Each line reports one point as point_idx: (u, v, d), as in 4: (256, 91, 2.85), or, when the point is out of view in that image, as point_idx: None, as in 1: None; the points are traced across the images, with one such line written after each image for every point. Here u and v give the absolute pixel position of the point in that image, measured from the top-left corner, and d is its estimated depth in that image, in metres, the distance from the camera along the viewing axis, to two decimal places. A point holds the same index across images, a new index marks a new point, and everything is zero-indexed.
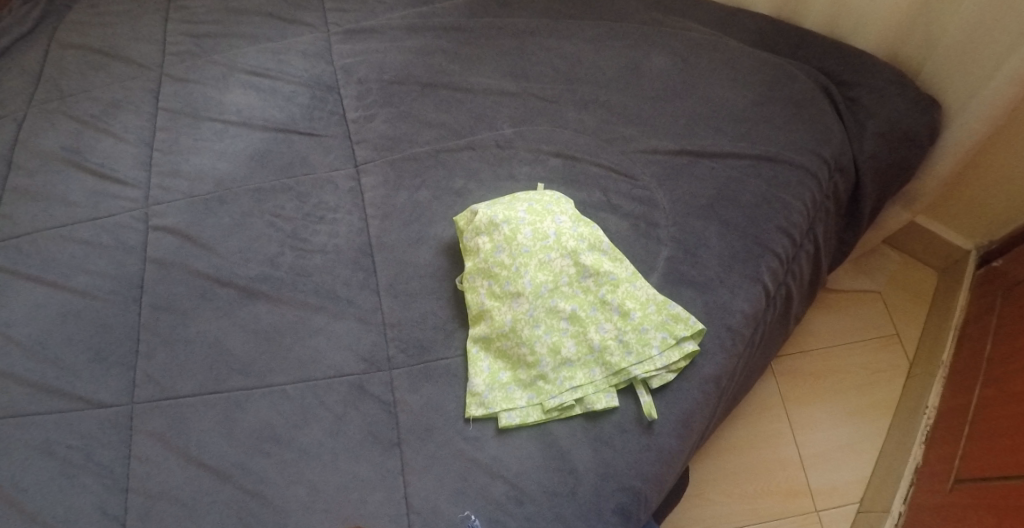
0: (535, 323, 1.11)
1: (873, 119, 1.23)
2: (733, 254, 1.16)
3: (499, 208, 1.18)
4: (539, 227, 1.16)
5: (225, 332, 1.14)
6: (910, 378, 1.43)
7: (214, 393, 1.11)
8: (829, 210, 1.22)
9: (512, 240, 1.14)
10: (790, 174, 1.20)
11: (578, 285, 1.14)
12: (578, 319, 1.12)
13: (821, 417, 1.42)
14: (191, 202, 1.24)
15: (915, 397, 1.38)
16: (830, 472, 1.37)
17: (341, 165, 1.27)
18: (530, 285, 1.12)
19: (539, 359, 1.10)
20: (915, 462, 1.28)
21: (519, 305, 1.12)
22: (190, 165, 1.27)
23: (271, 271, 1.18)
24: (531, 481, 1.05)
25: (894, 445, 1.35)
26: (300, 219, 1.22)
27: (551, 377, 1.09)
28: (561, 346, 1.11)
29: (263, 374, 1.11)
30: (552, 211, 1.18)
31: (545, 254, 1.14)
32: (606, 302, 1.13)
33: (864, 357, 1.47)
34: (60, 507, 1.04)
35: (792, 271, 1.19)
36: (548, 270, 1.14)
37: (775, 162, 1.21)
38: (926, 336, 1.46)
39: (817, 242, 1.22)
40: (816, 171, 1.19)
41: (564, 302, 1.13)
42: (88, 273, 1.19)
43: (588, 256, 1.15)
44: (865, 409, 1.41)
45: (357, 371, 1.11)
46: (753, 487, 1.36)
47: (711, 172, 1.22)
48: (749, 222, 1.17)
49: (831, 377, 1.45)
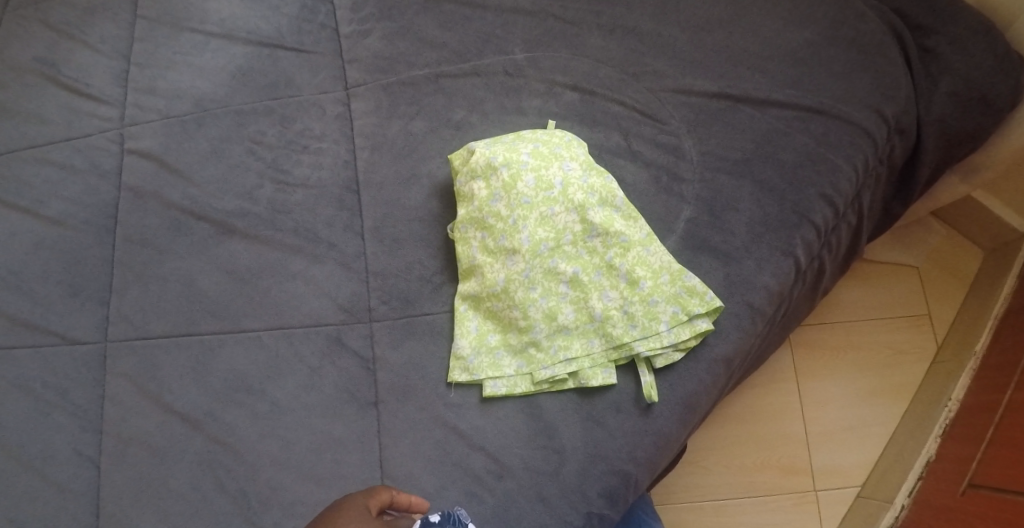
0: (531, 286, 1.00)
1: (947, 76, 1.05)
2: (765, 221, 1.02)
3: (499, 147, 1.03)
4: (543, 175, 1.01)
5: (200, 270, 1.07)
6: (935, 364, 1.34)
7: (188, 336, 1.05)
8: (879, 176, 1.06)
9: (511, 188, 1.01)
10: (843, 131, 1.03)
11: (584, 245, 1.01)
12: (580, 284, 1.00)
13: (833, 395, 1.35)
14: (168, 124, 1.14)
15: (938, 385, 1.30)
16: (834, 453, 1.32)
17: (330, 88, 1.14)
18: (528, 242, 1.00)
19: (532, 325, 1.00)
20: (928, 456, 1.23)
21: (513, 264, 1.00)
22: (168, 82, 1.16)
23: (249, 206, 1.09)
24: (514, 456, 0.98)
25: (908, 433, 1.29)
26: (282, 147, 1.11)
27: (544, 345, 1.00)
28: (558, 313, 1.00)
29: (237, 319, 1.05)
30: (561, 155, 1.03)
31: (548, 206, 1.01)
32: (614, 267, 1.00)
33: (888, 336, 1.37)
34: (35, 444, 1.03)
35: (829, 244, 1.05)
36: (550, 225, 1.01)
37: (826, 116, 1.04)
38: (961, 320, 1.35)
39: (861, 212, 1.07)
40: (873, 131, 1.02)
41: (566, 263, 1.00)
42: (61, 199, 1.12)
43: (597, 213, 1.01)
44: (880, 391, 1.34)
45: (335, 322, 1.04)
46: (752, 460, 1.32)
47: (749, 121, 1.05)
48: (787, 184, 1.02)
49: (851, 353, 1.37)
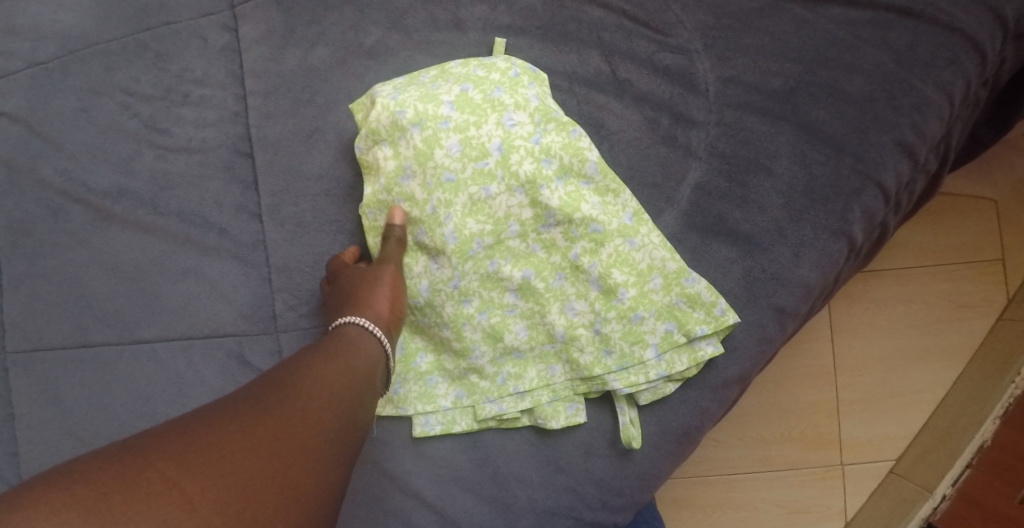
0: (465, 297, 0.72)
1: None
2: (811, 188, 0.70)
3: (411, 93, 0.72)
4: (472, 138, 0.70)
5: (85, 266, 0.86)
6: (1005, 320, 1.04)
7: (83, 348, 0.86)
8: (977, 103, 0.74)
9: (426, 159, 0.71)
10: (937, 43, 0.69)
11: (538, 236, 0.72)
12: (533, 293, 0.72)
13: (878, 355, 1.06)
14: (33, 74, 0.88)
15: (1005, 350, 1.02)
16: (870, 427, 1.06)
17: (213, 7, 0.86)
18: (453, 242, 0.71)
19: (470, 350, 0.73)
20: (982, 440, 0.98)
21: (435, 268, 0.72)
22: (25, 15, 0.89)
23: (127, 182, 0.85)
24: (458, 506, 0.74)
25: (961, 406, 1.03)
26: (159, 99, 0.86)
27: (489, 373, 0.73)
28: (504, 332, 0.72)
29: (129, 326, 0.85)
30: (504, 104, 0.71)
31: (483, 186, 0.70)
32: (580, 268, 0.71)
33: (950, 284, 1.06)
34: None
35: (899, 204, 0.74)
36: (487, 211, 0.71)
37: (914, 19, 0.70)
38: None
39: (945, 155, 0.75)
40: (985, 42, 0.69)
41: (512, 265, 0.72)
42: None
43: (554, 192, 0.70)
44: (937, 353, 1.05)
45: (236, 331, 0.83)
46: (772, 430, 1.06)
47: (796, 30, 0.71)
48: (847, 130, 0.70)
49: (901, 306, 1.06)
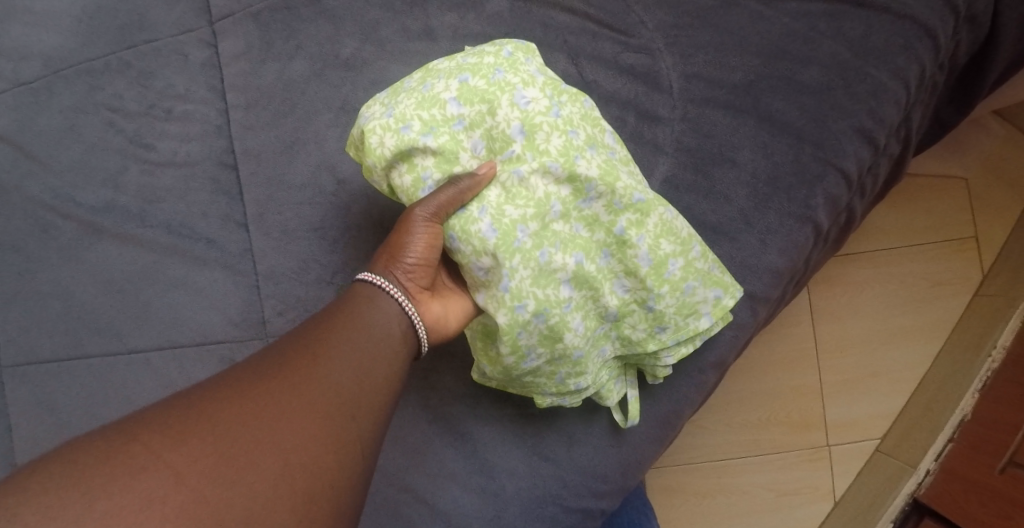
0: (522, 297, 0.67)
1: None
2: (774, 178, 0.73)
3: (405, 106, 0.70)
4: (491, 129, 0.70)
5: (76, 280, 0.88)
6: (979, 296, 1.08)
7: (76, 358, 0.88)
8: (935, 87, 0.78)
9: (448, 165, 0.70)
10: (890, 31, 0.73)
11: (580, 215, 0.70)
12: (586, 279, 0.70)
13: (858, 336, 1.11)
14: (19, 94, 0.91)
15: (980, 325, 1.06)
16: (852, 406, 1.10)
17: (192, 23, 0.88)
18: (495, 239, 0.67)
19: (524, 353, 0.70)
20: (962, 415, 1.01)
21: (481, 272, 0.69)
22: (10, 37, 0.92)
23: (114, 197, 0.87)
24: (449, 498, 0.77)
25: (942, 381, 1.06)
26: (143, 114, 0.88)
27: (553, 370, 0.72)
28: (565, 330, 0.69)
29: (123, 336, 0.87)
30: (512, 84, 0.70)
31: (515, 170, 0.68)
32: (625, 243, 0.70)
33: (926, 264, 1.10)
34: None
35: (863, 188, 0.77)
36: (525, 195, 0.68)
37: (867, 10, 0.73)
38: (1016, 243, 1.07)
39: (908, 139, 0.79)
40: (936, 28, 0.72)
41: (562, 251, 0.69)
42: None
43: (590, 164, 0.69)
44: (915, 331, 1.10)
45: (227, 338, 0.84)
46: (759, 415, 1.10)
47: (754, 24, 0.74)
48: (807, 119, 0.73)
49: (879, 286, 1.11)
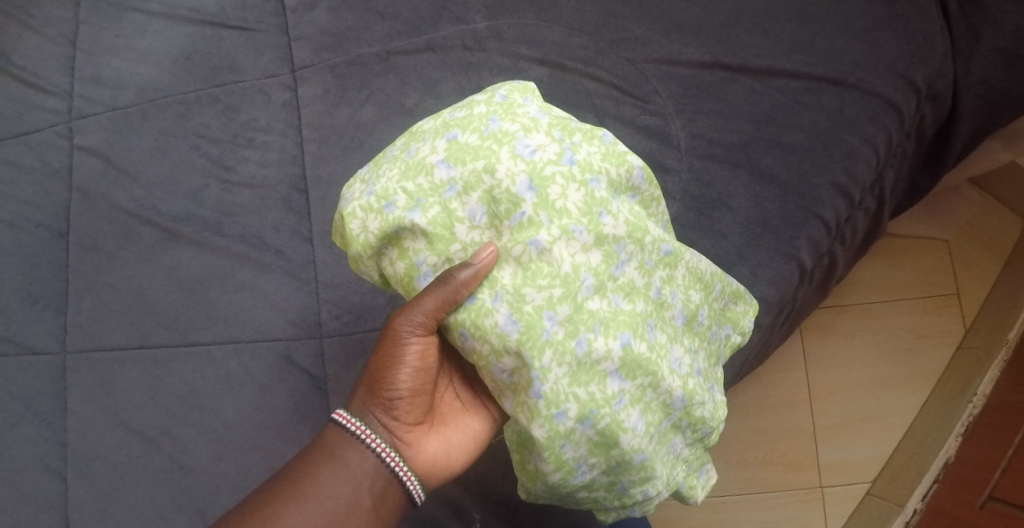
0: (564, 403, 0.71)
1: (993, 29, 0.88)
2: (763, 221, 0.85)
3: (389, 188, 0.74)
4: (488, 192, 0.73)
5: (150, 280, 1.01)
6: (961, 349, 1.22)
7: (141, 348, 1.01)
8: (906, 152, 0.92)
9: (446, 240, 0.74)
10: (861, 106, 0.86)
11: (614, 284, 0.74)
12: (628, 363, 0.72)
13: (847, 385, 1.23)
14: (114, 117, 1.06)
15: (961, 376, 1.20)
16: (841, 449, 1.21)
17: (276, 70, 1.03)
18: (518, 335, 0.70)
19: (577, 463, 0.74)
20: (946, 456, 1.15)
21: (506, 377, 0.72)
22: (111, 69, 1.07)
23: (195, 209, 1.02)
24: None
25: (927, 427, 1.19)
26: (227, 141, 1.02)
27: (622, 475, 0.76)
28: (620, 432, 0.72)
29: (186, 331, 0.99)
30: (513, 132, 0.74)
31: (530, 235, 0.71)
32: (664, 303, 0.77)
33: (911, 319, 1.25)
34: (5, 456, 1.02)
35: (842, 236, 0.91)
36: (548, 270, 0.71)
37: (842, 88, 0.87)
38: (992, 301, 1.22)
39: (882, 195, 0.92)
40: (899, 104, 0.86)
41: (600, 334, 0.72)
42: (15, 202, 1.07)
43: (609, 224, 0.73)
44: (900, 380, 1.22)
45: (285, 336, 0.97)
46: (756, 454, 1.22)
47: (749, 95, 0.87)
48: (790, 174, 0.85)
49: (867, 337, 1.25)
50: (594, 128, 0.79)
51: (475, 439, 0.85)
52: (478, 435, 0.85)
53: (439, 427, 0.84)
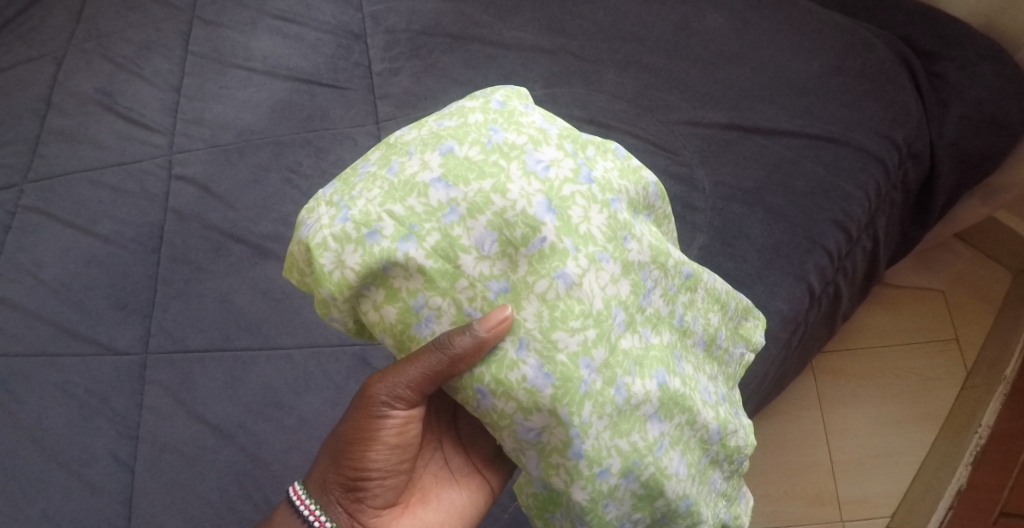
0: (607, 460, 0.71)
1: (958, 100, 1.06)
2: (776, 247, 1.03)
3: (372, 212, 0.71)
4: (496, 215, 0.70)
5: (236, 291, 1.14)
6: (965, 389, 1.30)
7: (223, 350, 1.11)
8: (894, 201, 1.10)
9: (448, 275, 0.71)
10: (853, 159, 1.05)
11: (642, 317, 0.74)
12: (665, 402, 0.74)
13: (860, 424, 1.31)
14: (213, 153, 1.21)
15: (967, 412, 1.27)
16: (858, 484, 1.28)
17: (362, 120, 1.19)
18: (553, 390, 0.68)
19: (620, 519, 0.76)
20: (958, 484, 1.20)
21: (535, 436, 0.71)
22: (214, 113, 1.24)
23: (284, 231, 1.16)
24: None
25: (938, 461, 1.25)
26: (316, 176, 1.17)
27: (667, 524, 0.78)
28: (665, 480, 0.74)
29: (270, 335, 1.11)
30: (521, 145, 0.73)
31: (555, 265, 0.69)
32: (687, 330, 0.79)
33: (916, 361, 1.34)
34: (77, 447, 1.09)
35: (844, 269, 1.08)
36: (579, 308, 0.70)
37: (837, 145, 1.06)
38: (990, 345, 1.32)
39: (876, 236, 1.10)
40: (884, 157, 1.05)
41: (637, 376, 0.72)
42: (113, 220, 1.21)
43: (637, 253, 0.74)
44: (909, 419, 1.31)
45: (362, 341, 1.10)
46: (778, 488, 1.29)
47: (762, 151, 1.07)
48: (798, 211, 1.04)
49: (876, 379, 1.34)
50: (604, 142, 0.79)
51: (452, 513, 0.90)
52: (457, 510, 0.90)
53: (416, 507, 0.88)
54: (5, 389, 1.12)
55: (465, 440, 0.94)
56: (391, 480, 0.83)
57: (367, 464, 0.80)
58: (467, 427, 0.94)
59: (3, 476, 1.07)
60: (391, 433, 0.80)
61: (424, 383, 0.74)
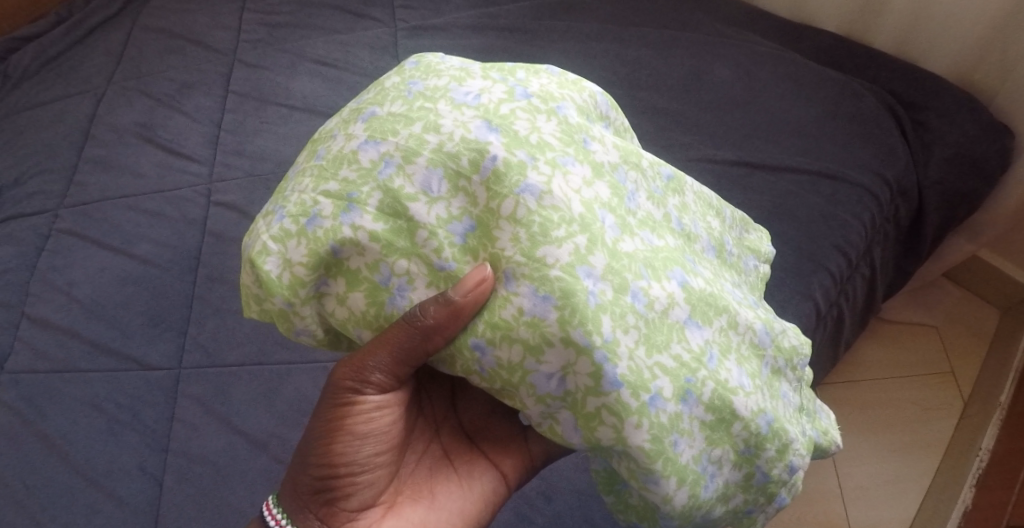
0: (655, 384, 0.68)
1: (941, 144, 1.19)
2: (785, 267, 1.10)
3: (308, 203, 0.73)
4: (436, 154, 0.71)
5: None
6: (963, 418, 1.44)
7: (259, 364, 1.13)
8: (888, 233, 1.20)
9: (405, 231, 0.70)
10: (850, 193, 1.14)
11: (635, 220, 0.74)
12: (695, 304, 0.73)
13: (865, 452, 1.44)
14: (253, 181, 1.27)
15: (968, 438, 1.39)
16: (871, 510, 1.38)
17: None
18: (558, 313, 0.66)
19: (701, 462, 0.73)
20: (964, 504, 1.30)
21: (557, 384, 0.68)
22: (253, 145, 1.31)
23: None
24: (563, 478, 1.00)
25: (944, 484, 1.37)
26: None
27: (758, 456, 0.76)
28: (731, 394, 0.73)
29: (306, 350, 1.13)
30: (443, 86, 0.76)
31: (517, 179, 0.69)
32: (689, 233, 0.80)
33: (916, 393, 1.49)
34: (103, 461, 1.07)
35: (846, 292, 1.14)
36: (559, 216, 0.68)
37: (835, 180, 1.15)
38: (983, 376, 1.47)
39: (873, 265, 1.18)
40: (878, 192, 1.15)
41: (652, 281, 0.70)
42: (150, 242, 1.24)
43: (602, 154, 0.75)
44: (912, 447, 1.43)
45: None
46: (792, 514, 1.39)
47: (768, 185, 1.15)
48: (802, 237, 1.11)
49: (879, 409, 1.48)
50: (537, 68, 0.81)
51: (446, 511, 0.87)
52: (447, 506, 0.87)
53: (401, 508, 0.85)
54: (32, 405, 1.12)
55: (468, 426, 0.94)
56: (365, 476, 0.82)
57: (343, 460, 0.80)
58: (467, 414, 0.94)
59: (28, 490, 1.06)
60: (364, 419, 0.81)
61: (385, 356, 0.75)
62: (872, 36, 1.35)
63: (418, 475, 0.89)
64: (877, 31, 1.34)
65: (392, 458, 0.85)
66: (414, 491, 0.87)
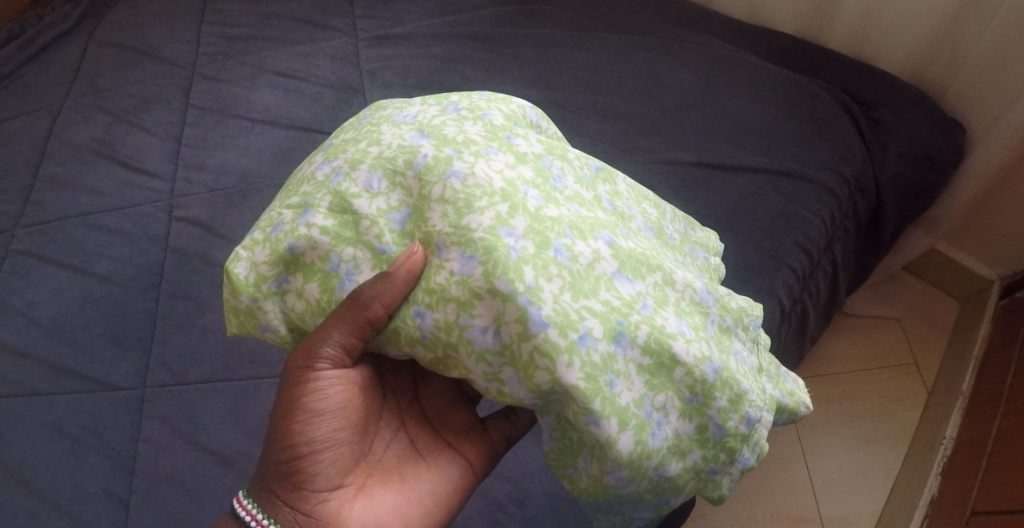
0: (582, 324, 0.72)
1: (896, 141, 1.23)
2: (748, 265, 1.11)
3: (276, 219, 0.81)
4: (383, 162, 0.79)
5: None
6: (927, 407, 1.47)
7: (227, 380, 1.11)
8: (848, 229, 1.22)
9: (351, 225, 0.78)
10: (811, 191, 1.16)
11: (562, 196, 0.79)
12: (624, 261, 0.77)
13: (835, 445, 1.46)
14: (216, 196, 1.26)
15: (932, 428, 1.42)
16: (840, 501, 1.40)
17: None
18: (481, 266, 0.72)
19: (645, 409, 0.75)
20: (931, 493, 1.33)
21: (491, 337, 0.73)
22: (216, 160, 1.30)
23: None
24: (535, 484, 0.99)
25: (910, 475, 1.39)
26: None
27: (708, 405, 0.78)
28: (669, 339, 0.75)
29: (274, 365, 1.12)
30: (388, 114, 0.86)
31: (444, 168, 0.77)
32: (622, 213, 0.85)
33: (882, 384, 1.52)
34: (67, 486, 1.05)
35: (810, 289, 1.16)
36: (482, 190, 0.75)
37: (795, 178, 1.17)
38: (945, 367, 1.51)
39: (835, 261, 1.20)
40: (836, 189, 1.17)
41: (577, 239, 0.76)
42: (111, 260, 1.22)
43: (526, 146, 0.82)
44: (879, 439, 1.46)
45: None
46: (766, 510, 1.41)
47: (729, 185, 1.17)
48: (765, 235, 1.13)
49: (846, 402, 1.51)
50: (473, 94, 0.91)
51: (411, 490, 0.88)
52: (411, 486, 0.88)
53: (372, 490, 0.87)
54: None
55: (432, 415, 0.94)
56: (329, 456, 0.84)
57: (303, 439, 0.83)
58: (433, 404, 0.94)
59: None
60: (320, 397, 0.83)
61: (335, 331, 0.78)
62: (827, 36, 1.38)
63: (388, 460, 0.90)
64: (831, 32, 1.36)
65: (357, 439, 0.87)
66: (384, 475, 0.88)
